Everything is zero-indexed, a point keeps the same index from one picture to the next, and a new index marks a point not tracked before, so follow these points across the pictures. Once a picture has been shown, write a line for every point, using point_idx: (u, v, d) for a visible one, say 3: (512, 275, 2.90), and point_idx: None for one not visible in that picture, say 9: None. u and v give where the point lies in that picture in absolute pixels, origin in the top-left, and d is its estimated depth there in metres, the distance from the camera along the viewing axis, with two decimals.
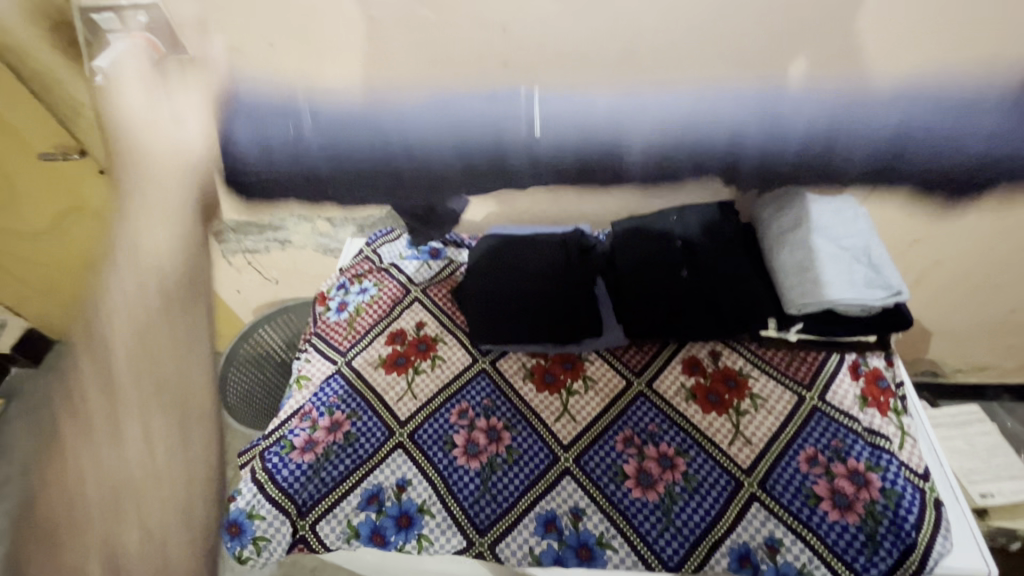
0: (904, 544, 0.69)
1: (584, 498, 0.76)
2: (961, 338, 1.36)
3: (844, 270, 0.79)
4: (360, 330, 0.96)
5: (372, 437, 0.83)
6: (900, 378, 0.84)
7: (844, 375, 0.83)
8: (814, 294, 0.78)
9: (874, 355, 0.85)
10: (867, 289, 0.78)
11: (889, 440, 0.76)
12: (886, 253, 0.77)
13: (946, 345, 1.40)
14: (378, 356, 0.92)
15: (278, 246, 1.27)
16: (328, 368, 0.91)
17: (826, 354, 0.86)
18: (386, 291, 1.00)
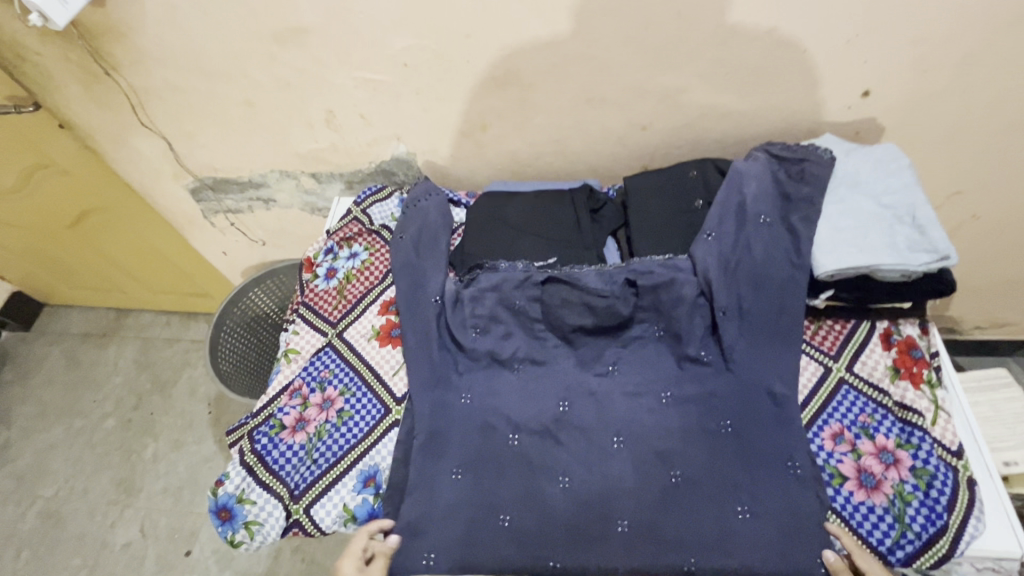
0: (934, 528, 0.64)
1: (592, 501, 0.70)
2: (985, 296, 1.30)
3: (884, 232, 0.72)
4: (350, 299, 0.89)
5: (367, 415, 0.77)
6: (934, 347, 0.77)
7: (874, 345, 0.77)
8: (850, 259, 0.71)
9: (908, 322, 0.78)
10: (909, 253, 0.70)
11: (922, 416, 0.71)
12: (934, 215, 0.71)
13: (968, 303, 1.34)
14: (371, 328, 0.85)
15: (262, 205, 1.18)
16: (318, 341, 0.85)
17: (853, 323, 0.79)
18: (378, 256, 0.93)
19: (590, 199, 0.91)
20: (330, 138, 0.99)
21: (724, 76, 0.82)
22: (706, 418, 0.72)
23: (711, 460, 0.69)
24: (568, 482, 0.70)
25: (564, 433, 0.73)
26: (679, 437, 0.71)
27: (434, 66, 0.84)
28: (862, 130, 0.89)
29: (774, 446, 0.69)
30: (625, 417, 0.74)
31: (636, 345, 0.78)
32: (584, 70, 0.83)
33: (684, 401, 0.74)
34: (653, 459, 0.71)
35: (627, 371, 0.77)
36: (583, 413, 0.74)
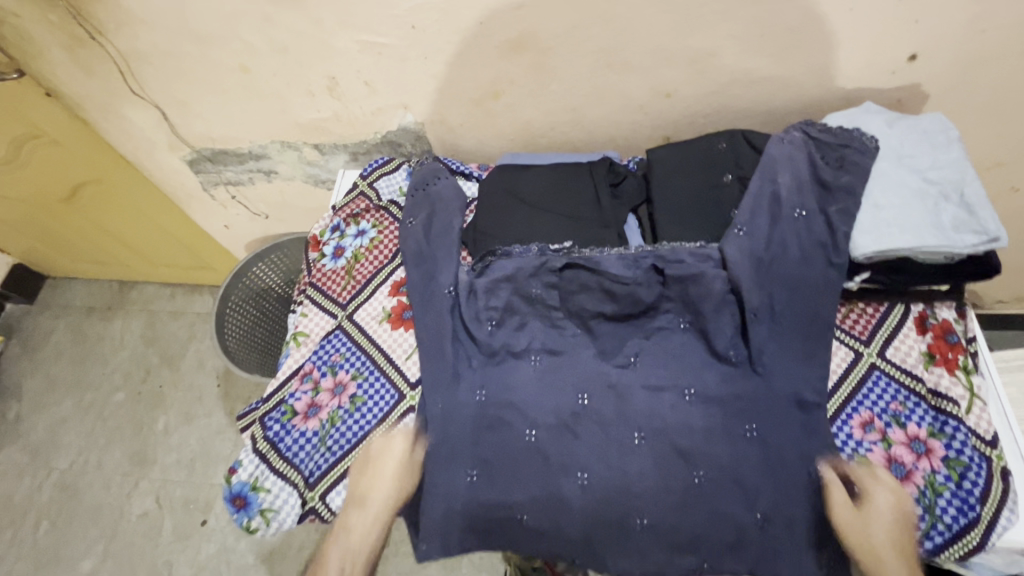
0: (965, 519, 0.63)
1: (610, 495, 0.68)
2: (1011, 271, 1.25)
3: (928, 211, 0.67)
4: (359, 279, 0.85)
5: (381, 401, 0.75)
6: (971, 332, 0.74)
7: (908, 329, 0.74)
8: (889, 241, 0.67)
9: (944, 306, 0.75)
10: (954, 234, 0.66)
11: (956, 404, 0.68)
12: (984, 193, 0.66)
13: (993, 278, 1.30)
14: (382, 309, 0.82)
15: (264, 177, 1.14)
16: (327, 323, 0.82)
17: (887, 306, 0.76)
18: (387, 234, 0.89)
19: (610, 173, 0.86)
20: (332, 107, 0.93)
21: (758, 39, 0.76)
22: (731, 416, 0.70)
23: (732, 459, 0.68)
24: (587, 478, 0.69)
25: (584, 429, 0.71)
26: (703, 437, 0.70)
27: (444, 28, 0.77)
28: (902, 98, 0.83)
29: (797, 445, 0.68)
30: (648, 414, 0.72)
31: (659, 335, 0.76)
32: (606, 33, 0.76)
33: (708, 398, 0.72)
34: (674, 456, 0.69)
35: (648, 366, 0.74)
36: (603, 410, 0.72)
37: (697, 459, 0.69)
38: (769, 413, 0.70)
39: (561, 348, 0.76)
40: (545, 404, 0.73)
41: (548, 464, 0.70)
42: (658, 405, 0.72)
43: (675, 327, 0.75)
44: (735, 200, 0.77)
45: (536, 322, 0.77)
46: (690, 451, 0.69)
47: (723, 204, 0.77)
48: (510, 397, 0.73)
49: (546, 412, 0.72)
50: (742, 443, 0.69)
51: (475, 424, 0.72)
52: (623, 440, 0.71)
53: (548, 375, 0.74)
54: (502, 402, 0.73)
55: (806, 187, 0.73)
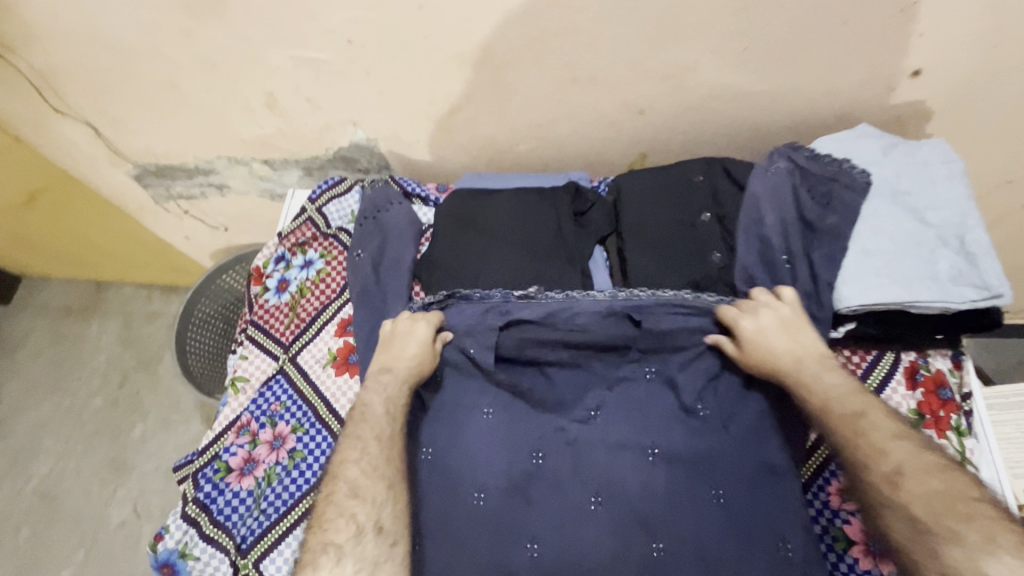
0: None
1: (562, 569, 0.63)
2: None
3: (924, 259, 0.60)
4: (303, 318, 0.79)
5: (321, 457, 0.70)
6: (967, 386, 0.66)
7: (897, 383, 0.67)
8: (879, 294, 0.60)
9: (938, 355, 0.67)
10: (952, 286, 0.58)
11: None
12: (988, 240, 0.58)
13: None
14: (327, 351, 0.76)
15: (216, 191, 1.06)
16: (269, 366, 0.77)
17: (875, 354, 0.68)
18: (334, 266, 0.82)
19: (577, 201, 0.78)
20: (275, 123, 0.85)
21: (739, 53, 0.67)
22: (696, 483, 0.64)
23: (694, 525, 0.63)
24: (538, 548, 0.64)
25: (538, 493, 0.66)
26: (664, 502, 0.64)
27: (384, 41, 0.69)
28: (905, 116, 0.74)
29: (764, 518, 0.62)
30: (607, 476, 0.66)
31: (619, 385, 0.69)
32: (567, 46, 0.67)
33: (670, 460, 0.66)
34: (632, 524, 0.64)
35: (607, 422, 0.68)
36: (561, 471, 0.67)
37: (657, 527, 0.63)
38: (735, 479, 0.63)
39: (517, 402, 0.69)
40: (496, 465, 0.67)
41: (497, 533, 0.64)
42: (619, 468, 0.66)
43: (639, 380, 0.68)
44: (712, 237, 0.70)
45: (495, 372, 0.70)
46: (651, 520, 0.64)
47: (700, 244, 0.70)
48: (459, 456, 0.67)
49: (498, 474, 0.66)
50: (705, 510, 0.63)
51: (420, 486, 0.67)
52: (576, 502, 0.65)
53: (501, 432, 0.68)
54: (450, 463, 0.67)
55: (789, 227, 0.65)
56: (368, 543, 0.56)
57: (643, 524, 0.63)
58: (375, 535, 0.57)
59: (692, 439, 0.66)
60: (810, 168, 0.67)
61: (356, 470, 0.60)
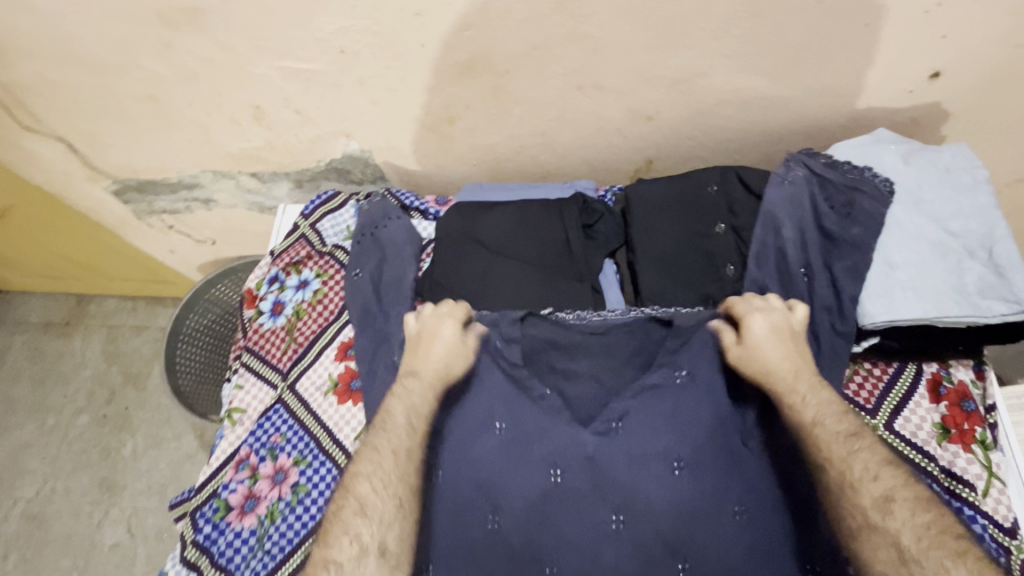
0: None
1: None
2: None
3: (951, 271, 0.58)
4: (301, 342, 0.75)
5: (326, 490, 0.67)
6: (991, 397, 0.65)
7: (920, 396, 0.65)
8: (906, 309, 0.58)
9: (960, 366, 0.66)
10: (980, 299, 0.56)
11: (971, 488, 0.61)
12: (1016, 250, 0.56)
13: None
14: (327, 377, 0.73)
15: (201, 205, 1.01)
16: (266, 395, 0.73)
17: (896, 366, 0.66)
18: (331, 285, 0.78)
19: (584, 213, 0.75)
20: (263, 136, 0.80)
21: (753, 57, 0.64)
22: (722, 499, 0.61)
23: (720, 540, 0.60)
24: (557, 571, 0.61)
25: (555, 514, 0.63)
26: (690, 518, 0.61)
27: (378, 51, 0.65)
28: (922, 118, 0.71)
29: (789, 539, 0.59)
30: (626, 493, 0.63)
31: (639, 396, 0.65)
32: (572, 53, 0.64)
33: (694, 474, 0.62)
34: (656, 542, 0.61)
35: (627, 436, 0.64)
36: (578, 489, 0.64)
37: (680, 545, 0.61)
38: (759, 498, 0.61)
39: (531, 417, 0.66)
40: (511, 485, 0.64)
41: (512, 555, 0.62)
42: (639, 486, 0.63)
43: (661, 391, 0.65)
44: (728, 250, 0.67)
45: (508, 387, 0.67)
46: (674, 540, 0.61)
47: (713, 257, 0.67)
48: (472, 476, 0.64)
49: (513, 496, 0.63)
50: (731, 526, 0.60)
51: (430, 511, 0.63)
52: (596, 521, 0.63)
53: (514, 451, 0.65)
54: (462, 483, 0.64)
55: (809, 238, 0.62)
56: (368, 565, 0.51)
57: (668, 543, 0.61)
58: (377, 559, 0.52)
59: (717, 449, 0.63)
60: (830, 175, 0.64)
61: (366, 489, 0.55)
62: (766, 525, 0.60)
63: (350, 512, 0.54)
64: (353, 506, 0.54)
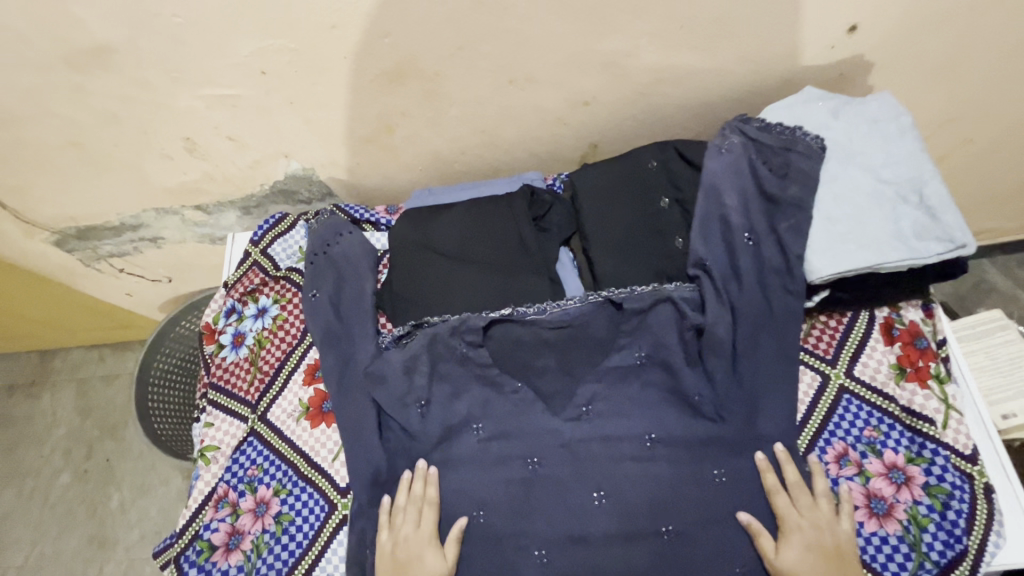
0: (952, 552, 0.58)
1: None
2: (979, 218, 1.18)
3: (888, 218, 0.60)
4: (266, 371, 0.74)
5: (310, 515, 0.66)
6: (942, 333, 0.67)
7: (875, 341, 0.67)
8: (849, 261, 0.59)
9: (910, 307, 0.68)
10: (917, 242, 0.58)
11: (931, 422, 0.63)
12: (946, 191, 0.58)
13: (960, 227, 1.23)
14: (298, 403, 0.72)
15: (150, 244, 0.99)
16: (238, 430, 0.72)
17: (851, 314, 0.68)
18: (291, 310, 0.77)
19: (533, 205, 0.75)
20: (200, 168, 0.79)
21: (676, 33, 0.64)
22: (699, 465, 0.62)
23: (700, 500, 0.61)
24: (552, 558, 0.62)
25: (542, 499, 0.63)
26: (671, 486, 0.62)
27: (302, 70, 0.64)
28: (848, 72, 0.73)
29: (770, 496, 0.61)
30: (609, 474, 0.64)
31: (608, 375, 0.66)
32: (497, 49, 0.64)
33: (667, 444, 0.64)
34: (640, 514, 0.62)
35: (601, 417, 0.65)
36: (563, 474, 0.64)
37: (661, 513, 0.62)
38: (736, 460, 0.62)
39: (505, 412, 0.66)
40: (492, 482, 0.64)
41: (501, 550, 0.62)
42: (619, 465, 0.64)
43: (631, 370, 0.66)
44: (677, 225, 0.68)
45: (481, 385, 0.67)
46: (660, 512, 0.62)
47: (662, 233, 0.68)
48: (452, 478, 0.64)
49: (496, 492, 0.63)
50: (709, 489, 0.62)
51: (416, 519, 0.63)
52: (580, 503, 0.63)
53: (492, 449, 0.65)
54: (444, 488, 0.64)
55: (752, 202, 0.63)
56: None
57: (653, 516, 0.62)
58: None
59: (692, 422, 0.64)
60: (764, 138, 0.65)
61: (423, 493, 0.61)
62: (745, 484, 0.62)
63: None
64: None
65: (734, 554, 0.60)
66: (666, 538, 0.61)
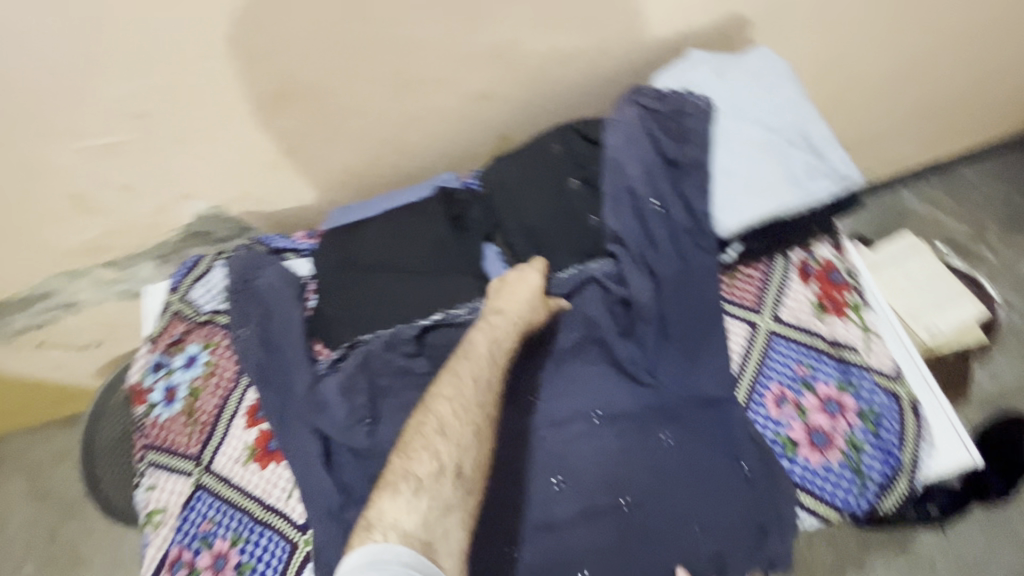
0: (890, 467, 0.62)
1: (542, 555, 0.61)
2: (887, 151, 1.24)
3: (781, 165, 0.62)
4: (205, 420, 0.71)
5: (273, 558, 0.64)
6: (851, 266, 0.71)
7: (795, 282, 0.70)
8: (753, 211, 0.62)
9: (821, 245, 0.72)
10: (810, 182, 0.61)
11: (855, 350, 0.66)
12: (829, 132, 0.62)
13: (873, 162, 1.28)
14: (243, 446, 0.69)
15: (67, 311, 0.94)
16: (184, 485, 0.69)
17: (769, 261, 0.71)
18: (221, 353, 0.74)
19: (449, 206, 0.74)
20: (99, 223, 0.75)
21: (553, 16, 0.65)
22: (648, 431, 0.64)
23: (653, 464, 0.63)
24: (521, 552, 0.61)
25: (502, 494, 0.63)
26: (624, 457, 0.63)
27: (182, 106, 0.62)
28: (729, 31, 0.75)
29: (718, 447, 0.63)
30: (564, 457, 0.64)
31: (549, 360, 0.67)
32: (380, 56, 0.63)
33: (614, 417, 0.65)
34: (600, 490, 0.63)
35: (548, 402, 0.66)
36: (519, 465, 0.64)
37: (619, 485, 0.63)
38: (682, 417, 0.64)
39: None
40: None
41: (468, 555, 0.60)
42: (572, 445, 0.64)
43: (569, 351, 0.66)
44: (588, 202, 0.68)
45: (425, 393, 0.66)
46: (619, 483, 0.63)
47: (576, 212, 0.68)
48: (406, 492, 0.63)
49: None
50: (661, 452, 0.63)
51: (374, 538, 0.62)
52: (540, 491, 0.63)
53: None
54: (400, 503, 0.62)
55: (656, 169, 0.65)
56: (445, 484, 0.51)
57: (612, 490, 0.62)
58: (453, 480, 0.52)
59: (634, 393, 0.65)
60: (658, 104, 0.66)
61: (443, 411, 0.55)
62: (695, 441, 0.63)
63: (431, 430, 0.54)
64: (434, 423, 0.54)
65: (697, 510, 0.61)
66: (627, 508, 0.62)
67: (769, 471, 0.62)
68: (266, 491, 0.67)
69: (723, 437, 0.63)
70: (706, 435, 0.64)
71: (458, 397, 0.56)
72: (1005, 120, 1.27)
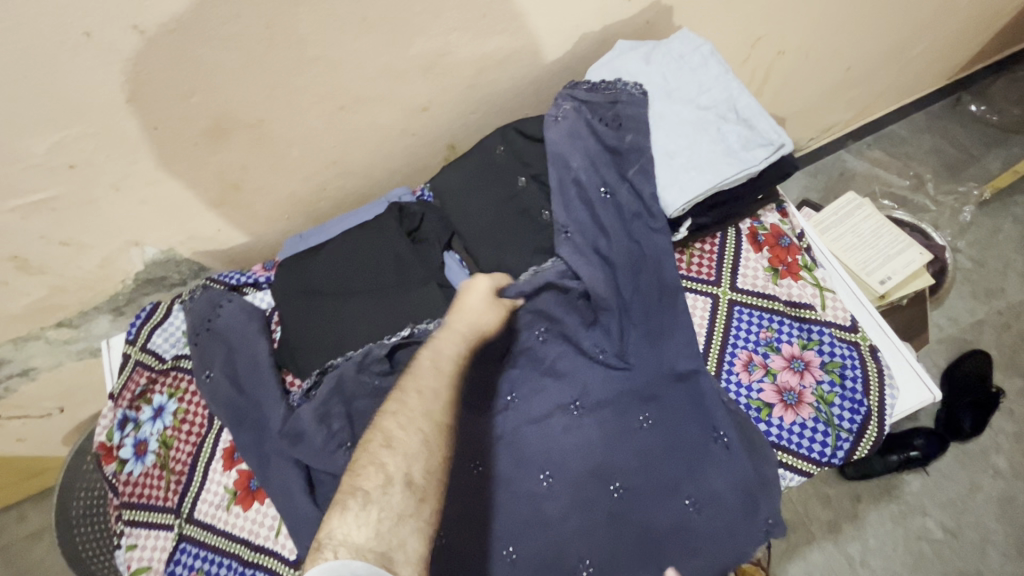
0: (860, 414, 0.64)
1: (539, 551, 0.61)
2: (823, 118, 1.29)
3: (716, 139, 0.64)
4: (181, 469, 0.70)
5: None
6: (799, 228, 0.74)
7: (747, 250, 0.73)
8: (696, 187, 0.64)
9: (767, 212, 0.75)
10: (745, 152, 0.64)
11: (812, 307, 0.69)
12: (755, 102, 0.64)
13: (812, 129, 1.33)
14: (224, 489, 0.68)
15: (22, 379, 0.90)
16: (167, 540, 0.67)
17: (720, 234, 0.74)
18: (191, 399, 0.73)
19: (405, 220, 0.75)
20: (43, 282, 0.73)
21: (480, 23, 0.66)
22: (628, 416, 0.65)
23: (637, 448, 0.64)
24: (517, 552, 0.61)
25: (494, 496, 0.63)
26: (608, 445, 0.64)
27: (113, 152, 0.60)
28: (653, 19, 0.78)
29: (694, 420, 0.64)
30: (550, 453, 0.64)
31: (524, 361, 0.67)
32: (313, 79, 0.63)
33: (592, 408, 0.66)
34: (589, 480, 0.63)
35: (525, 401, 0.66)
36: (507, 467, 0.64)
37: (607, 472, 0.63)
38: (654, 398, 0.66)
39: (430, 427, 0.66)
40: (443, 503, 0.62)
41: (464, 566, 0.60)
42: (554, 440, 0.65)
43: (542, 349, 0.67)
44: (538, 199, 0.70)
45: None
46: (605, 471, 0.63)
47: (528, 210, 0.69)
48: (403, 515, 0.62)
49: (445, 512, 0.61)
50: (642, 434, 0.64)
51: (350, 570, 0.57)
52: (530, 489, 0.63)
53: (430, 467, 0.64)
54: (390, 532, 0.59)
55: (599, 161, 0.66)
56: (395, 495, 0.46)
57: (600, 479, 0.63)
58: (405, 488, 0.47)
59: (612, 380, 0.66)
60: (592, 95, 0.68)
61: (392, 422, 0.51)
62: (671, 418, 0.65)
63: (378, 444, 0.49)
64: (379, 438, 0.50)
65: (682, 485, 0.62)
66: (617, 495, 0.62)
67: (744, 436, 0.63)
68: (252, 533, 0.65)
69: (698, 412, 0.65)
70: (680, 411, 0.65)
71: (402, 408, 0.52)
72: (925, 77, 1.34)
